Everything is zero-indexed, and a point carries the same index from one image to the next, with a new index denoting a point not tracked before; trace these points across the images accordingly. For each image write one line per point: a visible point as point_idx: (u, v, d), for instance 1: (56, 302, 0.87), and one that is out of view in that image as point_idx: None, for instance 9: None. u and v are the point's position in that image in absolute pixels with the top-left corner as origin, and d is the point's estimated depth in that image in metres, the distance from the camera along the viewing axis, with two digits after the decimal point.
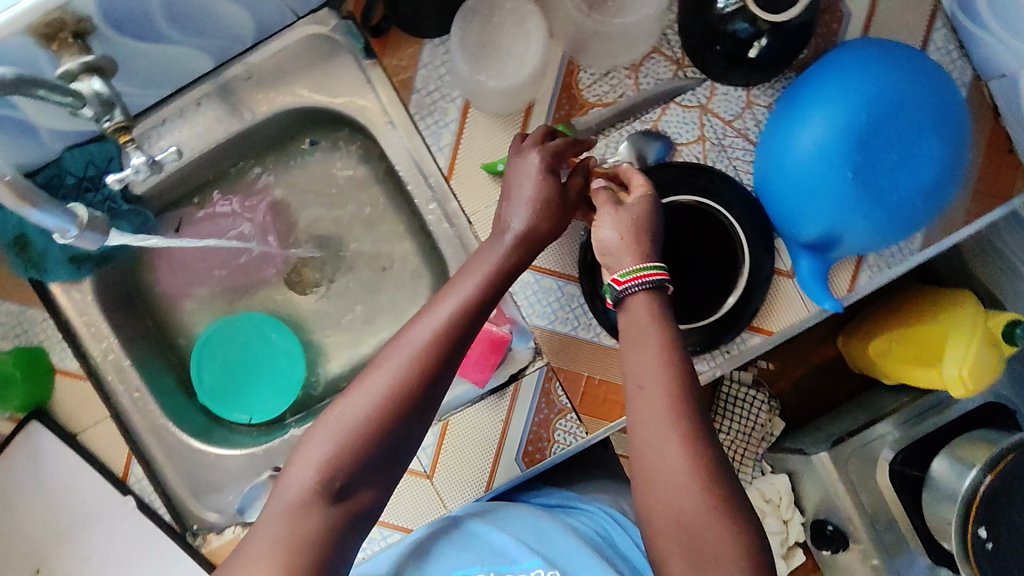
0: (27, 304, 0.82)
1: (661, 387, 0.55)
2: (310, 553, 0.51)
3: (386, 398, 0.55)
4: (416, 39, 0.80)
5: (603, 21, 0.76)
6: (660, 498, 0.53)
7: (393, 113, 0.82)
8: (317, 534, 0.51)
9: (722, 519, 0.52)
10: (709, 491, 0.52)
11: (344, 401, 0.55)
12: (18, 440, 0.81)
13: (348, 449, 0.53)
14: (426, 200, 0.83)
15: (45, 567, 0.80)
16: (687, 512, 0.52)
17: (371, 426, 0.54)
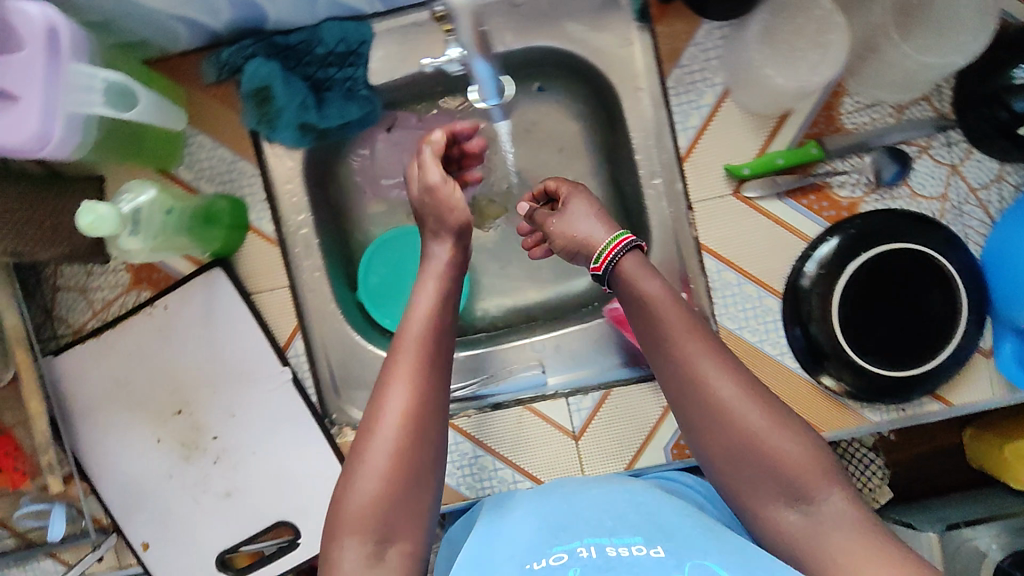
0: (239, 156, 0.82)
1: (682, 355, 0.59)
2: (407, 494, 0.57)
3: (425, 366, 0.61)
4: (696, 17, 0.78)
5: (899, 52, 0.71)
6: (746, 470, 0.56)
7: (646, 82, 0.81)
8: (411, 475, 0.57)
9: (812, 474, 0.54)
10: (802, 454, 0.55)
11: (397, 368, 0.60)
12: (196, 281, 0.81)
13: (421, 407, 0.59)
14: (650, 175, 0.82)
15: (189, 408, 0.82)
16: (783, 474, 0.55)
17: (429, 389, 0.60)
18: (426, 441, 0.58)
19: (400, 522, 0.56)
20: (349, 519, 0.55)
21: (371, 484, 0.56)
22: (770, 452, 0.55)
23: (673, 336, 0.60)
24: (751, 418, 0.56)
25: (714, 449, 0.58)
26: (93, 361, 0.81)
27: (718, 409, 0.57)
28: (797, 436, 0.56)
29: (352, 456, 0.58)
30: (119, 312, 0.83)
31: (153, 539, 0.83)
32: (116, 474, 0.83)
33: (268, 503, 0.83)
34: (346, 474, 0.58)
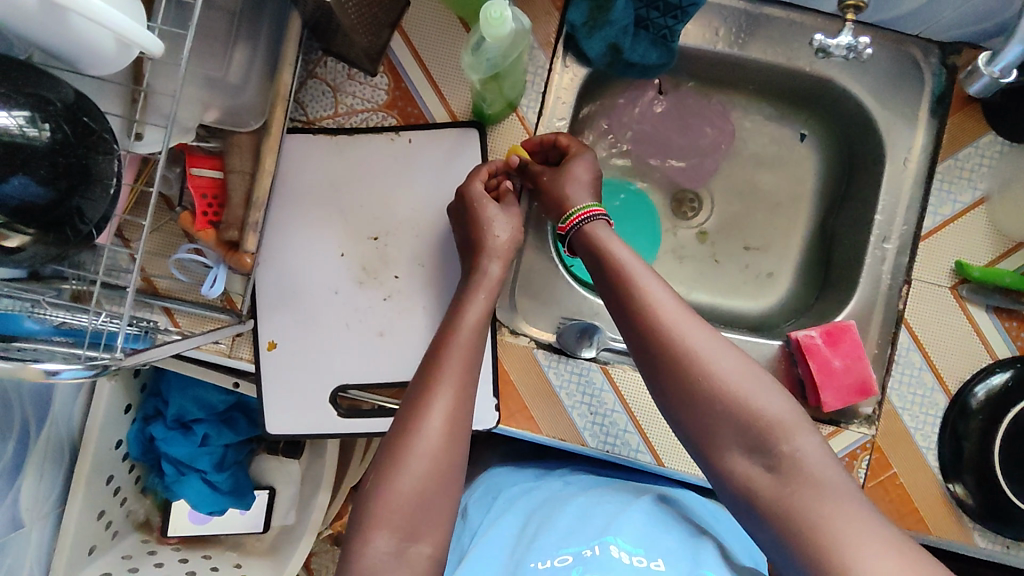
0: (541, 44, 0.85)
1: (670, 321, 0.62)
2: (435, 503, 0.60)
3: (462, 386, 0.65)
4: (987, 125, 0.85)
5: None
6: (714, 425, 0.59)
7: (915, 158, 0.86)
8: (437, 480, 0.60)
9: (795, 425, 0.57)
10: (774, 407, 0.58)
11: (434, 391, 0.64)
12: (452, 130, 0.82)
13: (453, 428, 0.62)
14: (882, 238, 0.87)
15: (385, 239, 0.80)
16: (769, 449, 0.57)
17: (461, 409, 0.64)
18: (452, 453, 0.62)
19: (426, 524, 0.59)
20: (381, 510, 0.58)
21: (405, 486, 0.59)
22: (745, 408, 0.58)
23: (663, 315, 0.63)
24: (731, 378, 0.59)
25: (686, 421, 0.61)
26: (320, 154, 0.81)
27: (710, 383, 0.59)
28: (770, 393, 0.59)
29: (383, 459, 0.61)
30: (358, 125, 0.83)
31: (280, 341, 0.80)
32: (283, 266, 0.80)
33: (409, 362, 0.80)
34: (378, 472, 0.61)
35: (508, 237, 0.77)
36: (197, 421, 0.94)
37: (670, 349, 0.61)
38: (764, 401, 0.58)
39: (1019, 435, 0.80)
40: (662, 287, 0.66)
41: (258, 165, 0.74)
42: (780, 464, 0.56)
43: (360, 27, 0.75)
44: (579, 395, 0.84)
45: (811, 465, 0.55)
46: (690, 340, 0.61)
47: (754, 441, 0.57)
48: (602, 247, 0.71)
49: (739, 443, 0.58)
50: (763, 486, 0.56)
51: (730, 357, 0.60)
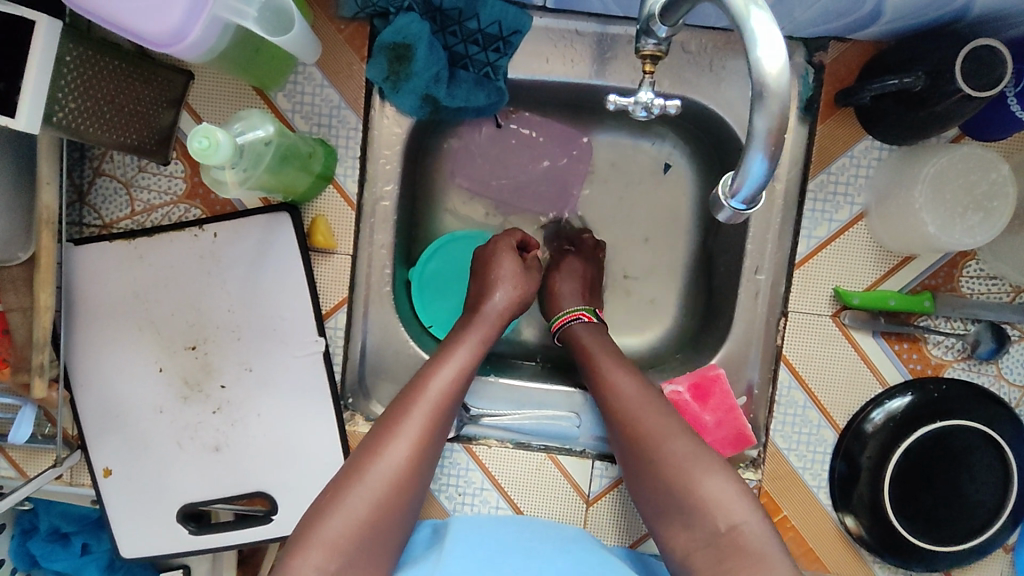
0: (347, 103, 0.75)
1: (628, 402, 0.68)
2: (379, 534, 0.63)
3: (432, 425, 0.68)
4: (860, 131, 0.75)
5: None
6: (666, 498, 0.62)
7: (786, 175, 0.77)
8: (389, 514, 0.64)
9: (738, 510, 0.59)
10: (716, 488, 0.60)
11: (403, 424, 0.67)
12: (259, 217, 0.74)
13: (414, 465, 0.66)
14: (754, 268, 0.78)
15: (204, 347, 0.74)
16: (714, 528, 0.59)
17: (425, 447, 0.67)
18: (410, 487, 0.65)
19: (365, 556, 0.62)
20: (320, 536, 0.60)
21: (354, 514, 0.62)
22: (685, 481, 0.61)
23: (628, 398, 0.68)
24: (677, 457, 0.63)
25: (642, 488, 0.65)
26: (120, 264, 0.74)
27: (663, 457, 0.63)
28: (719, 476, 0.61)
29: (338, 484, 0.64)
30: (160, 221, 0.75)
31: (115, 468, 0.76)
32: (102, 389, 0.75)
33: (253, 471, 0.76)
34: (328, 497, 0.63)
35: (521, 284, 0.80)
36: (74, 532, 0.91)
37: (628, 423, 0.67)
38: (708, 480, 0.61)
39: (912, 467, 0.75)
40: (628, 371, 0.71)
41: (34, 300, 0.67)
42: (719, 550, 0.58)
43: (112, 131, 0.66)
44: (444, 478, 0.79)
45: (752, 542, 0.58)
46: (648, 418, 0.66)
47: (709, 528, 0.59)
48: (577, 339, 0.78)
49: (687, 522, 0.61)
50: (699, 560, 0.59)
51: (689, 435, 0.64)
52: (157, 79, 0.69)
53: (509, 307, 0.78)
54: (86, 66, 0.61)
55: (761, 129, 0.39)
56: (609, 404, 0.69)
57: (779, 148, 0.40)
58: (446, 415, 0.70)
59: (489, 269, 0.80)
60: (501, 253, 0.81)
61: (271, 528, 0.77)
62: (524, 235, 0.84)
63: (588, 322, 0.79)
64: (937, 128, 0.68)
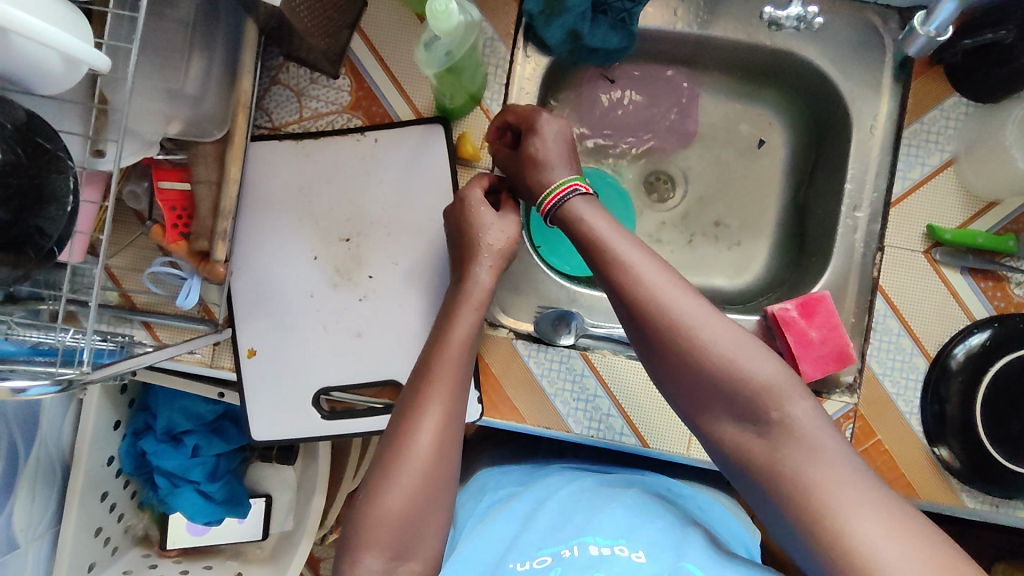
0: (500, 37, 0.85)
1: (651, 283, 0.61)
2: (427, 518, 0.58)
3: (452, 402, 0.62)
4: (949, 88, 0.85)
5: None
6: (706, 391, 0.58)
7: (881, 126, 0.87)
8: (432, 498, 0.59)
9: (784, 390, 0.56)
10: (764, 373, 0.57)
11: (424, 403, 0.61)
12: (415, 127, 0.82)
13: (445, 440, 0.60)
14: (853, 206, 0.87)
15: (356, 240, 0.81)
16: (760, 409, 0.56)
17: (454, 419, 0.62)
18: (443, 468, 0.60)
19: (419, 539, 0.58)
20: (370, 528, 0.56)
21: (393, 502, 0.57)
22: (729, 368, 0.57)
23: (654, 280, 0.61)
24: (717, 342, 0.58)
25: (677, 387, 0.60)
26: (287, 160, 0.81)
27: (693, 346, 0.58)
28: (759, 357, 0.57)
29: (372, 475, 0.59)
30: (325, 127, 0.84)
31: (260, 348, 0.81)
32: (257, 274, 0.81)
33: (389, 360, 0.81)
34: (366, 490, 0.58)
35: (511, 238, 0.74)
36: (187, 432, 0.95)
37: (660, 316, 0.60)
38: (729, 352, 0.57)
39: (1002, 394, 0.80)
40: (652, 258, 0.64)
41: (223, 174, 0.74)
42: (774, 435, 0.55)
43: (314, 31, 0.75)
44: (560, 383, 0.84)
45: (799, 426, 0.55)
46: (647, 284, 0.61)
47: (744, 410, 0.57)
48: (579, 221, 0.68)
49: (728, 409, 0.58)
50: (755, 453, 0.56)
51: (715, 325, 0.59)
52: None
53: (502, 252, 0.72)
54: None
55: None
56: (606, 273, 0.64)
57: None
58: (455, 381, 0.63)
59: (467, 226, 0.73)
60: (483, 209, 0.73)
61: None
62: (490, 178, 0.77)
63: (586, 194, 0.70)
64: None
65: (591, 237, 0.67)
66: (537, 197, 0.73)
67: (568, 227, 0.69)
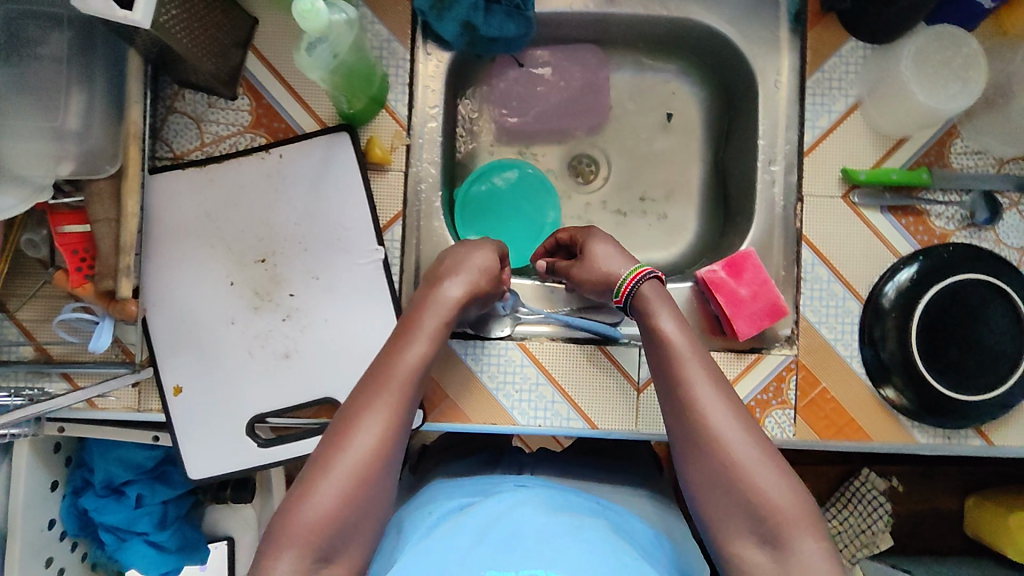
0: (396, 37, 0.84)
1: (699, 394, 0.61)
2: (355, 527, 0.55)
3: (401, 413, 0.59)
4: (846, 33, 0.85)
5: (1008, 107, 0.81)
6: (727, 504, 0.58)
7: (785, 78, 0.87)
8: (364, 513, 0.55)
9: (802, 520, 0.56)
10: (782, 497, 0.56)
11: (368, 409, 0.58)
12: (320, 138, 0.80)
13: (388, 446, 0.57)
14: (768, 161, 0.87)
15: (272, 260, 0.79)
16: (771, 525, 0.56)
17: (401, 427, 0.59)
18: (380, 486, 0.57)
19: (346, 543, 0.54)
20: (292, 535, 0.53)
21: (323, 509, 0.54)
22: (756, 492, 0.57)
23: (696, 383, 0.62)
24: (750, 462, 0.58)
25: (701, 490, 0.60)
26: (192, 187, 0.79)
27: (731, 459, 0.58)
28: (779, 479, 0.57)
29: (301, 479, 0.55)
30: (227, 150, 0.82)
31: (186, 386, 0.78)
32: (174, 308, 0.78)
33: (321, 378, 0.79)
34: (294, 492, 0.55)
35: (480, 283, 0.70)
36: (129, 482, 0.92)
37: (700, 426, 0.60)
38: (765, 479, 0.57)
39: (936, 323, 0.81)
40: (708, 365, 0.63)
41: (121, 210, 0.72)
42: (786, 564, 0.55)
43: (199, 52, 0.74)
44: (500, 376, 0.83)
45: (812, 563, 0.54)
46: (700, 396, 0.61)
47: (764, 533, 0.56)
48: (648, 314, 0.68)
49: (749, 529, 0.57)
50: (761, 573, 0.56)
51: (752, 440, 0.59)
52: (232, 15, 0.77)
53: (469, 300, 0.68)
54: None
55: None
56: (664, 375, 0.64)
57: None
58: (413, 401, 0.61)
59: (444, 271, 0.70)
60: (478, 249, 0.73)
61: None
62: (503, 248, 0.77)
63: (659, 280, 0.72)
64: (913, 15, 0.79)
65: (655, 336, 0.67)
66: (612, 288, 0.74)
67: (641, 316, 0.69)
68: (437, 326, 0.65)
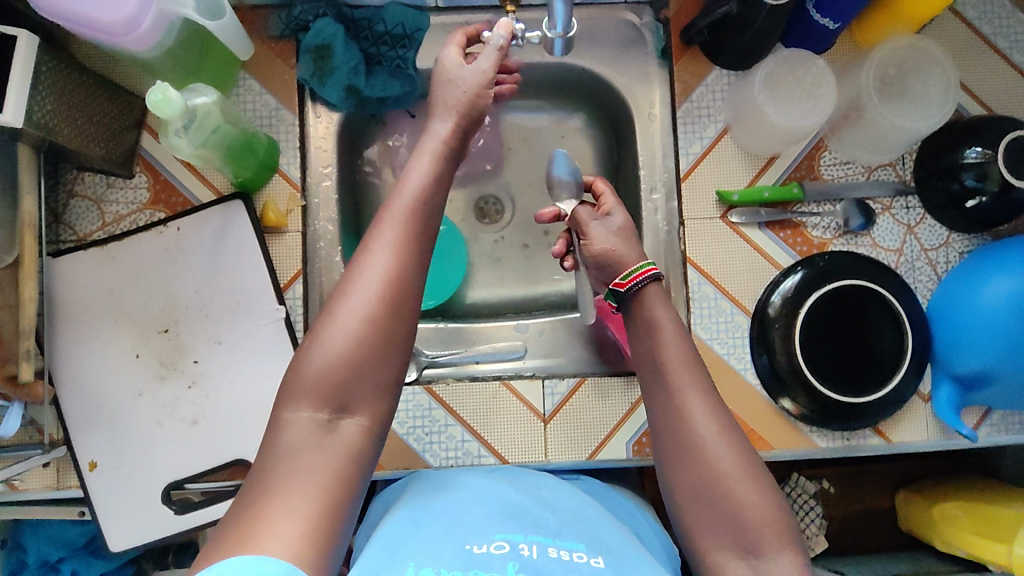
0: (282, 105, 0.88)
1: (681, 401, 0.65)
2: (370, 362, 0.61)
3: (407, 245, 0.65)
4: (709, 63, 0.90)
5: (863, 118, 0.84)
6: (701, 513, 0.61)
7: (658, 111, 0.92)
8: (392, 318, 0.62)
9: (772, 530, 0.59)
10: (757, 501, 0.60)
11: (369, 261, 0.63)
12: (214, 209, 0.84)
13: (393, 288, 0.62)
14: (651, 189, 0.92)
15: (175, 329, 0.82)
16: (743, 531, 0.59)
17: (411, 255, 0.64)
18: (398, 306, 0.62)
19: (358, 392, 0.60)
20: (308, 386, 0.59)
21: (334, 356, 0.60)
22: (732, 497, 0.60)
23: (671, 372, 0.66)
24: (730, 470, 0.61)
25: (677, 491, 0.63)
26: (92, 268, 0.82)
27: (705, 464, 0.61)
28: (759, 491, 0.61)
29: (314, 328, 0.62)
30: (128, 227, 0.85)
31: (100, 460, 0.81)
32: (83, 386, 0.81)
33: (231, 439, 0.82)
34: (309, 341, 0.61)
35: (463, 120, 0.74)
36: (62, 561, 0.93)
37: (677, 428, 0.64)
38: (745, 496, 0.60)
39: (816, 328, 0.85)
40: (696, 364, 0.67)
41: (19, 297, 0.75)
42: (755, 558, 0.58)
43: (86, 140, 0.77)
44: (408, 421, 0.86)
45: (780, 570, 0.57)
46: (687, 398, 0.65)
47: (745, 545, 0.59)
48: (649, 312, 0.71)
49: (731, 542, 0.59)
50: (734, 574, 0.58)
51: (734, 454, 0.62)
52: (118, 100, 0.81)
53: (453, 134, 0.72)
54: (59, 77, 0.72)
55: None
56: (649, 344, 0.69)
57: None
58: (424, 221, 0.67)
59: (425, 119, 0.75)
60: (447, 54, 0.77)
61: None
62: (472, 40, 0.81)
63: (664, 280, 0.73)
64: (765, 43, 0.83)
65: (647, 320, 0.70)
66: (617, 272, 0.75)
67: (636, 317, 0.71)
68: (433, 163, 0.70)
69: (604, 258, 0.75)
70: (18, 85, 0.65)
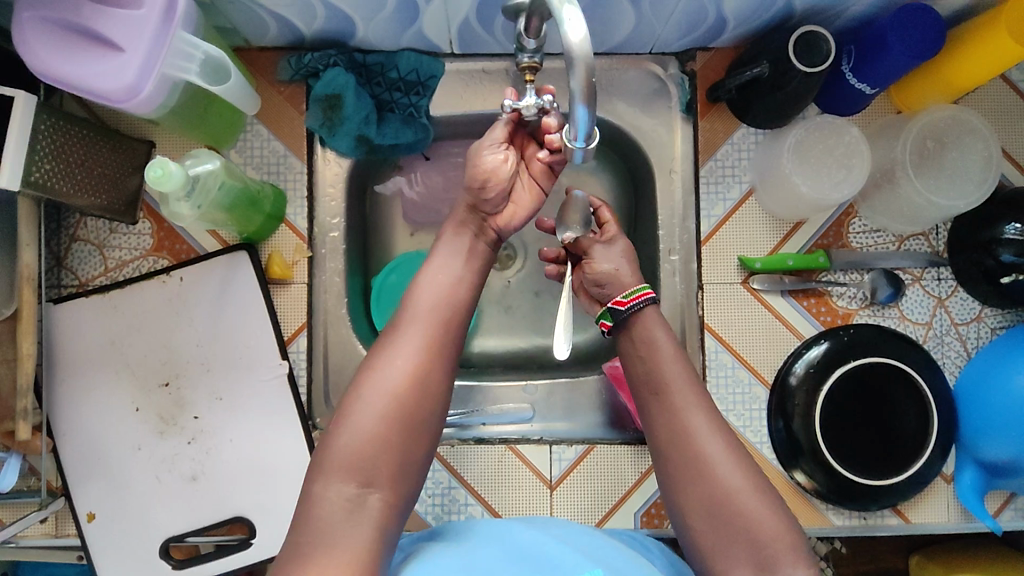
0: (291, 152, 0.85)
1: (687, 431, 0.67)
2: (396, 440, 0.61)
3: (437, 324, 0.67)
4: (736, 121, 0.86)
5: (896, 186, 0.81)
6: (718, 535, 0.63)
7: (680, 167, 0.88)
8: (424, 394, 0.63)
9: (788, 546, 0.61)
10: (767, 519, 0.62)
11: (403, 333, 0.66)
12: (218, 259, 0.82)
13: (423, 365, 0.64)
14: (669, 250, 0.88)
15: (176, 382, 0.81)
16: (759, 543, 0.61)
17: (440, 336, 0.67)
18: (427, 383, 0.64)
19: (385, 467, 0.61)
20: (338, 459, 0.60)
21: (364, 429, 0.61)
22: (741, 520, 0.62)
23: (677, 403, 0.68)
24: (734, 484, 0.64)
25: (695, 521, 0.64)
26: (93, 316, 0.81)
27: (716, 485, 0.64)
28: (766, 501, 0.63)
29: (344, 403, 0.63)
30: (131, 274, 0.83)
31: (99, 511, 0.79)
32: (82, 438, 0.80)
33: (229, 496, 0.80)
34: (339, 416, 0.62)
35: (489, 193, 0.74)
36: None
37: (689, 462, 0.66)
38: (753, 508, 0.63)
39: (838, 406, 0.81)
40: (702, 398, 0.68)
41: (18, 351, 0.74)
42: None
43: (84, 191, 0.76)
44: None
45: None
46: (690, 419, 0.67)
47: (761, 557, 0.61)
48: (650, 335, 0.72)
49: (747, 554, 0.61)
50: None
51: (742, 472, 0.64)
52: (120, 147, 0.79)
53: (481, 208, 0.74)
54: (58, 135, 0.72)
55: (577, 87, 0.54)
56: (659, 389, 0.69)
57: (594, 98, 0.55)
58: (454, 299, 0.69)
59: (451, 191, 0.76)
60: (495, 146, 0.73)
61: (252, 553, 0.80)
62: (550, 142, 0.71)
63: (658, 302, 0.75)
64: (796, 106, 0.79)
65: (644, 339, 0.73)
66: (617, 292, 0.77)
67: (639, 336, 0.73)
68: (462, 240, 0.73)
69: (605, 278, 0.78)
70: (14, 146, 0.66)
